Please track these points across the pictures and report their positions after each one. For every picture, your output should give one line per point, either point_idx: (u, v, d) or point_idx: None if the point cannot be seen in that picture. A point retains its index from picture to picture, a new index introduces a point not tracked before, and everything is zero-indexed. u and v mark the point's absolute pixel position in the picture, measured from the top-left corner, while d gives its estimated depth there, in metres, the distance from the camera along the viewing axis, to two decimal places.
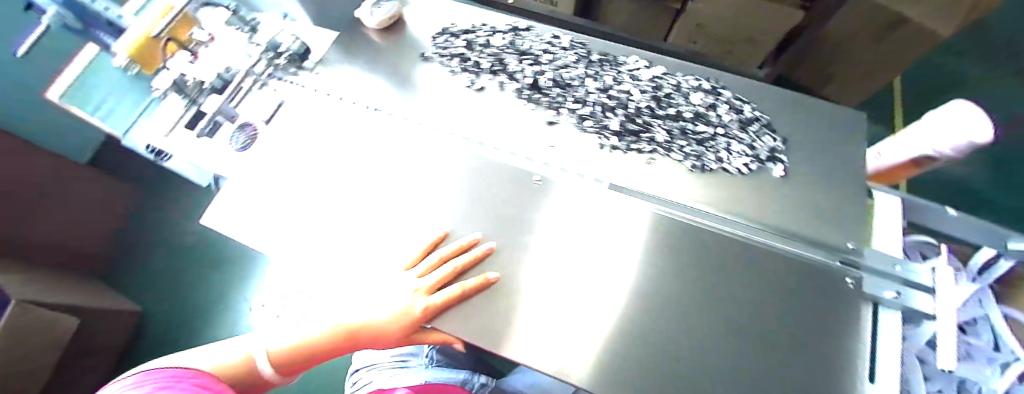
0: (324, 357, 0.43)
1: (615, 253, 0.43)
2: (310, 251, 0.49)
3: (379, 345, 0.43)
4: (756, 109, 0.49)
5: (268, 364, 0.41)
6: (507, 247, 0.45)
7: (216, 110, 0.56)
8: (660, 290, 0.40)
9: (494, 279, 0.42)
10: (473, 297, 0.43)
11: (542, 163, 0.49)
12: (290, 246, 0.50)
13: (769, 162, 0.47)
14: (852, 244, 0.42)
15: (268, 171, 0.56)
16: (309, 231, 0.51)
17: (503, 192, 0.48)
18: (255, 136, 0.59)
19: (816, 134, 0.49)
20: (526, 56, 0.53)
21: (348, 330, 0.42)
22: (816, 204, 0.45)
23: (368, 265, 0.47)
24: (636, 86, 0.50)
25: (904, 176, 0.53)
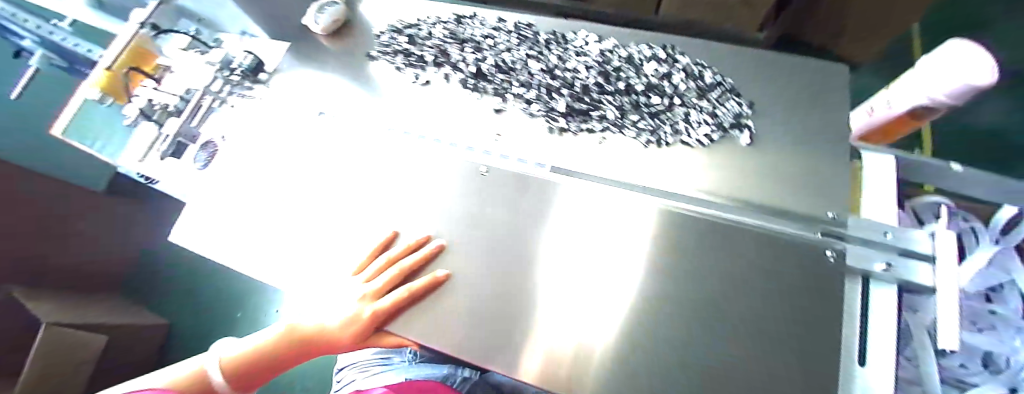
0: (280, 365, 0.42)
1: (582, 243, 0.39)
2: (272, 261, 0.50)
3: (335, 347, 0.42)
4: (718, 73, 0.45)
5: (221, 373, 0.40)
6: (460, 246, 0.43)
7: (176, 132, 0.59)
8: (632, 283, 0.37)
9: (442, 277, 0.41)
10: (425, 295, 0.42)
11: (489, 153, 0.47)
12: (252, 258, 0.51)
13: (733, 129, 0.42)
14: (835, 213, 0.36)
15: (228, 186, 0.57)
16: (269, 242, 0.51)
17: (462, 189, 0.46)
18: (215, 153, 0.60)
19: (790, 92, 0.44)
20: (468, 44, 0.51)
21: (302, 341, 0.42)
22: (798, 172, 0.39)
23: (323, 272, 0.47)
24: (583, 62, 0.46)
25: (903, 133, 0.47)
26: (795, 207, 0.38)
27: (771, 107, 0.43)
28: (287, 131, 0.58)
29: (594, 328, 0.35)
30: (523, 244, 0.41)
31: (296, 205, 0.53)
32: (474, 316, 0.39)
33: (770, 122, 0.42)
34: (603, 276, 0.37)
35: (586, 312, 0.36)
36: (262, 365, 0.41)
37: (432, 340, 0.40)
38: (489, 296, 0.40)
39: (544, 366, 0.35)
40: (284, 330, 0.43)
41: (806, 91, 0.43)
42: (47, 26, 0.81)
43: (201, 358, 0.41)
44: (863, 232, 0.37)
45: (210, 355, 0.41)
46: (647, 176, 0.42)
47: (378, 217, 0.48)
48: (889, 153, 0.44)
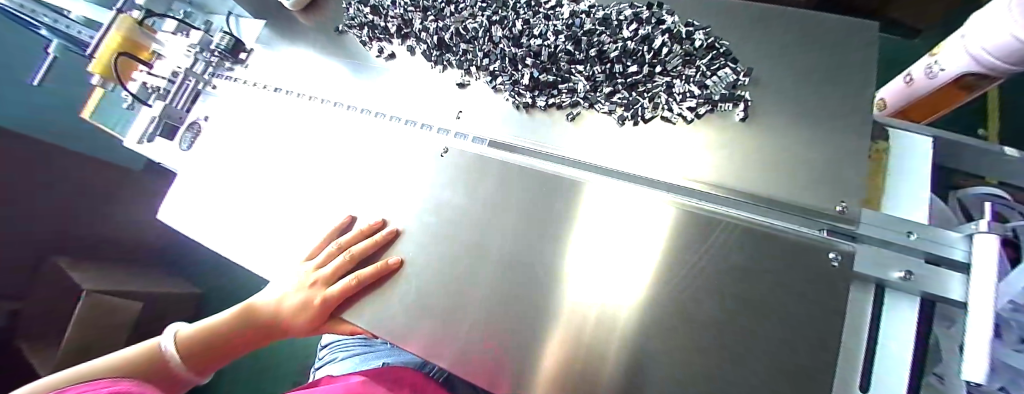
0: (234, 344, 0.42)
1: (543, 234, 0.36)
2: (242, 241, 0.50)
3: (286, 330, 0.41)
4: (712, 34, 0.38)
5: (175, 348, 0.41)
6: (413, 232, 0.41)
7: (160, 114, 0.61)
8: (604, 288, 0.33)
9: (392, 264, 0.39)
10: (373, 283, 0.40)
11: (452, 133, 0.44)
12: (223, 236, 0.52)
13: (725, 102, 0.35)
14: (845, 205, 0.30)
15: (213, 170, 0.57)
16: (239, 222, 0.51)
17: (419, 170, 0.43)
18: (197, 135, 0.61)
19: (802, 54, 0.35)
20: (430, 12, 0.47)
21: (262, 325, 0.42)
22: (798, 153, 0.32)
23: (284, 253, 0.47)
24: (551, 27, 0.40)
25: (951, 104, 0.38)
26: (784, 198, 0.31)
27: (777, 76, 0.35)
28: (264, 111, 0.57)
29: (619, 290, 0.32)
30: (483, 229, 0.38)
31: (265, 186, 0.52)
32: (430, 303, 0.38)
33: (773, 92, 0.35)
34: (613, 242, 0.33)
35: (593, 282, 0.33)
36: (216, 342, 0.41)
37: (397, 323, 0.38)
38: (453, 280, 0.38)
39: (505, 367, 0.34)
40: (240, 309, 0.43)
41: (822, 54, 0.34)
42: (65, 19, 0.87)
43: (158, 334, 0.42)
44: (880, 232, 0.31)
45: (167, 332, 0.42)
46: (621, 161, 0.37)
47: (338, 200, 0.46)
48: (925, 134, 0.35)
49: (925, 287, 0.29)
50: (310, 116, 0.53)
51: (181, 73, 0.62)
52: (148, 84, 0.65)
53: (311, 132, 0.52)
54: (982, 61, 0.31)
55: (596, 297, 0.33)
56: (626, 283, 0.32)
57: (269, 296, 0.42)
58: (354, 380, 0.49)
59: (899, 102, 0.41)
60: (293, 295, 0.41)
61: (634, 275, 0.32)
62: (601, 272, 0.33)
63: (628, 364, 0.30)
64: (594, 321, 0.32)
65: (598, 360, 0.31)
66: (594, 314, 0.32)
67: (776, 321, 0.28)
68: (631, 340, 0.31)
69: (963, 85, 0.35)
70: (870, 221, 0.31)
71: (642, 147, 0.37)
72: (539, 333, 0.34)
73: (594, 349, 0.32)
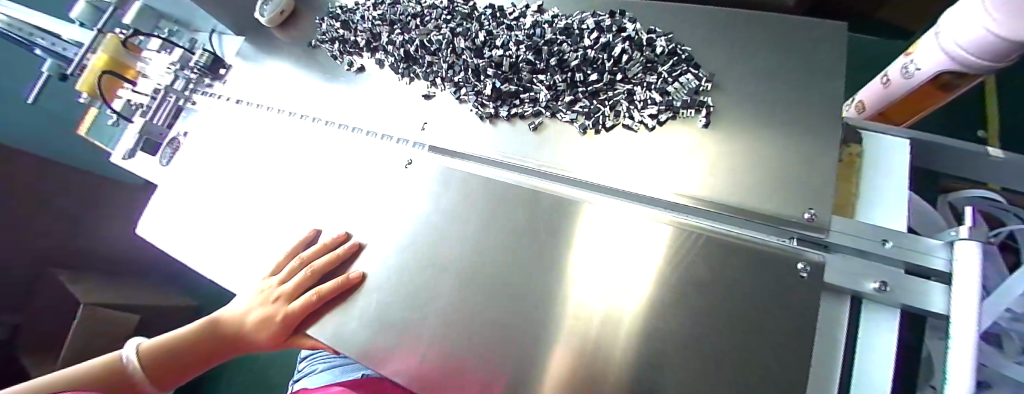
0: (194, 358, 0.41)
1: (535, 236, 0.34)
2: (214, 257, 0.50)
3: (250, 346, 0.40)
4: (675, 41, 0.37)
5: (136, 359, 0.40)
6: (377, 244, 0.40)
7: (141, 131, 0.61)
8: (598, 291, 0.30)
9: (353, 278, 0.39)
10: (333, 298, 0.39)
11: (418, 145, 0.44)
12: (196, 252, 0.51)
13: (687, 109, 0.34)
14: (813, 213, 0.28)
15: (193, 184, 0.57)
16: (211, 237, 0.51)
17: (392, 179, 0.43)
18: (176, 150, 0.61)
19: (767, 57, 0.34)
20: (397, 25, 0.47)
21: (225, 338, 0.41)
22: (759, 162, 0.31)
23: (252, 270, 0.46)
24: (513, 36, 0.40)
25: (928, 106, 0.37)
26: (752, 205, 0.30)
27: (741, 79, 0.34)
28: (243, 126, 0.58)
29: (623, 289, 0.30)
30: (447, 242, 0.38)
31: (238, 201, 0.52)
32: (416, 311, 0.36)
33: (738, 95, 0.34)
34: (605, 246, 0.31)
35: (600, 281, 0.31)
36: (180, 355, 0.40)
37: (362, 339, 0.37)
38: (417, 296, 0.37)
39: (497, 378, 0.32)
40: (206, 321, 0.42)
41: (786, 57, 0.33)
42: (59, 41, 0.90)
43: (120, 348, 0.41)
44: (852, 241, 0.29)
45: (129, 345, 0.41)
46: (587, 167, 0.36)
47: (306, 215, 0.46)
48: (903, 136, 0.34)
49: (903, 300, 0.27)
50: (289, 129, 0.53)
51: (162, 91, 0.62)
52: (132, 101, 0.66)
53: (290, 144, 0.52)
54: (958, 58, 0.30)
55: (599, 297, 0.30)
56: (612, 280, 0.30)
57: (234, 309, 0.42)
58: (335, 389, 0.48)
59: (877, 105, 0.39)
60: (255, 310, 0.40)
61: (624, 275, 0.30)
62: (604, 275, 0.31)
63: (633, 373, 0.27)
64: (599, 326, 0.30)
65: (599, 373, 0.29)
66: (598, 317, 0.30)
67: (778, 331, 0.24)
68: (635, 347, 0.28)
69: (941, 85, 0.34)
70: (840, 229, 0.30)
71: (607, 153, 0.36)
72: (534, 345, 0.31)
73: (594, 360, 0.29)
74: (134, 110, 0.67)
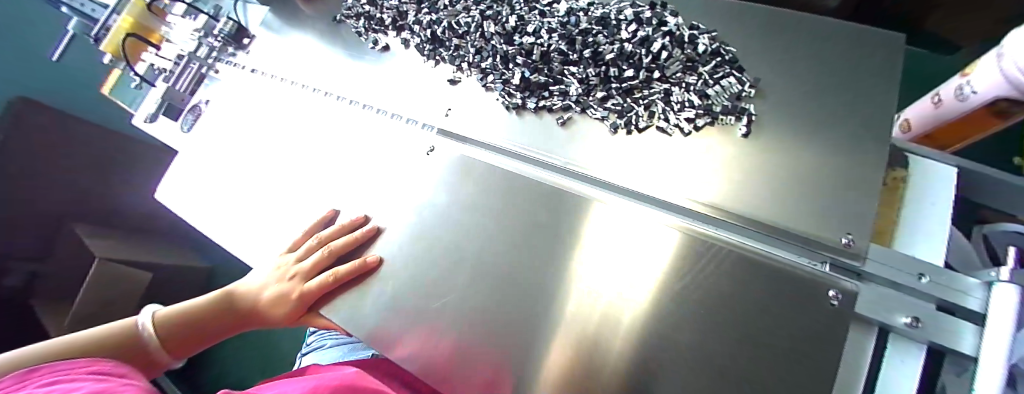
0: (216, 327, 0.42)
1: (541, 226, 0.34)
2: (232, 227, 0.50)
3: (265, 320, 0.41)
4: (718, 40, 0.35)
5: (153, 326, 0.39)
6: (393, 229, 0.40)
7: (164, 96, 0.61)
8: (600, 286, 0.30)
9: (370, 261, 0.39)
10: (348, 280, 0.39)
11: (439, 132, 0.43)
12: (217, 220, 0.52)
13: (725, 115, 0.32)
14: (852, 238, 0.26)
15: (214, 152, 0.57)
16: (231, 207, 0.52)
17: (411, 166, 0.42)
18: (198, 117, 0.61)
19: (815, 68, 0.32)
20: (425, 4, 0.45)
21: (241, 310, 0.42)
22: (793, 178, 0.29)
23: (273, 244, 0.47)
24: (546, 24, 0.38)
25: (978, 132, 0.34)
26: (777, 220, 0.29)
27: (785, 87, 0.32)
28: (263, 99, 0.57)
29: (628, 286, 0.29)
30: (462, 234, 0.37)
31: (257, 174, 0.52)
32: (426, 294, 0.36)
33: (781, 105, 0.32)
34: (619, 241, 0.31)
35: (609, 274, 0.30)
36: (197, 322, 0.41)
37: (373, 321, 0.38)
38: (430, 285, 0.37)
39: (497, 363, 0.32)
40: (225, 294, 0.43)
41: (835, 67, 0.31)
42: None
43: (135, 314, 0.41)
44: (886, 272, 0.28)
45: (145, 312, 0.41)
46: (607, 166, 0.35)
47: (326, 193, 0.46)
48: (950, 164, 0.32)
49: (934, 338, 0.26)
50: (309, 103, 0.53)
51: (186, 57, 0.62)
52: (156, 65, 0.66)
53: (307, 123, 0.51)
54: (1014, 80, 0.27)
55: (604, 291, 0.30)
56: (624, 277, 0.29)
57: (252, 283, 0.42)
58: (351, 371, 0.49)
59: (925, 126, 0.37)
60: (272, 285, 0.41)
61: (634, 273, 0.29)
62: (616, 269, 0.30)
63: (633, 370, 0.27)
64: (599, 319, 0.29)
65: (598, 367, 0.28)
66: (598, 312, 0.30)
67: (783, 333, 0.24)
68: (636, 344, 0.28)
69: (995, 111, 0.31)
70: (876, 257, 0.29)
71: (632, 155, 0.35)
72: (533, 334, 0.31)
73: (593, 353, 0.29)
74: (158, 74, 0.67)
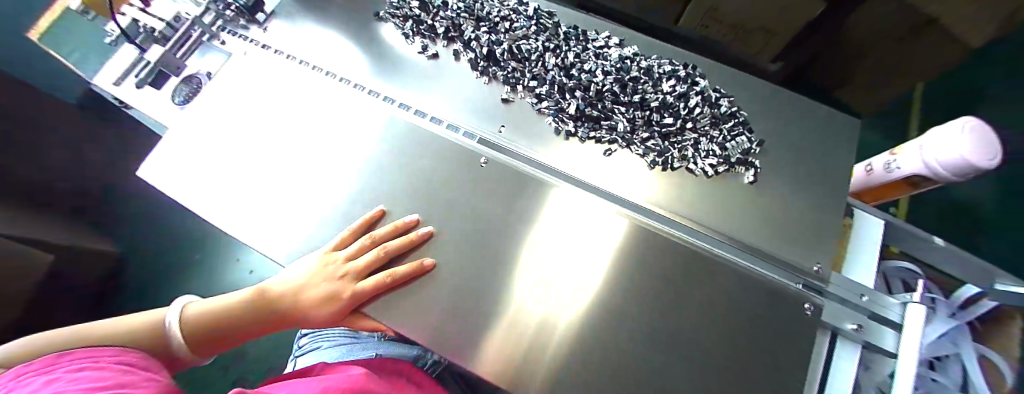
0: (244, 330, 0.39)
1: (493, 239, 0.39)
2: (231, 216, 0.45)
3: (302, 322, 0.38)
4: (734, 104, 0.44)
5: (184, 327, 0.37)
6: None
7: (157, 60, 0.53)
8: (540, 295, 0.36)
9: (427, 265, 0.38)
10: (403, 281, 0.38)
11: (494, 145, 0.44)
12: (209, 208, 0.46)
13: (739, 165, 0.41)
14: (820, 266, 0.37)
15: (209, 130, 0.51)
16: (230, 194, 0.46)
17: (470, 176, 0.42)
18: (197, 91, 0.55)
19: (797, 140, 0.44)
20: (483, 23, 0.48)
21: (272, 312, 0.38)
22: (782, 220, 0.40)
23: (290, 241, 0.43)
24: (601, 66, 0.44)
25: (893, 195, 0.48)
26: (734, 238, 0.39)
27: (780, 152, 0.43)
28: (276, 79, 0.53)
29: (564, 296, 0.36)
30: (510, 241, 0.39)
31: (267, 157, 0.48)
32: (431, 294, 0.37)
33: (777, 165, 0.42)
34: (568, 257, 0.37)
35: (552, 285, 0.36)
36: (224, 325, 0.38)
37: (414, 325, 0.36)
38: (486, 295, 0.37)
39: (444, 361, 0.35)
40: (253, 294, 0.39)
41: (812, 142, 0.43)
42: None
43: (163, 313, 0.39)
44: (841, 291, 0.37)
45: (172, 311, 0.39)
46: (643, 194, 0.41)
47: (359, 190, 0.43)
48: (880, 217, 0.43)
49: (869, 338, 0.36)
50: (301, 79, 0.52)
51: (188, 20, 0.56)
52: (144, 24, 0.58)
53: (299, 106, 0.50)
54: (930, 168, 0.40)
55: (543, 301, 0.36)
56: (560, 287, 0.36)
57: (284, 282, 0.38)
58: (358, 370, 0.49)
59: (858, 186, 0.50)
60: (310, 286, 0.37)
61: (571, 285, 0.36)
62: (557, 281, 0.37)
63: (557, 367, 0.33)
64: (537, 325, 0.35)
65: (531, 364, 0.33)
66: (536, 320, 0.35)
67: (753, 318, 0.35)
68: (563, 345, 0.34)
69: (910, 182, 0.44)
70: (838, 282, 0.38)
71: (663, 187, 0.42)
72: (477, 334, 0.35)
73: (527, 353, 0.34)
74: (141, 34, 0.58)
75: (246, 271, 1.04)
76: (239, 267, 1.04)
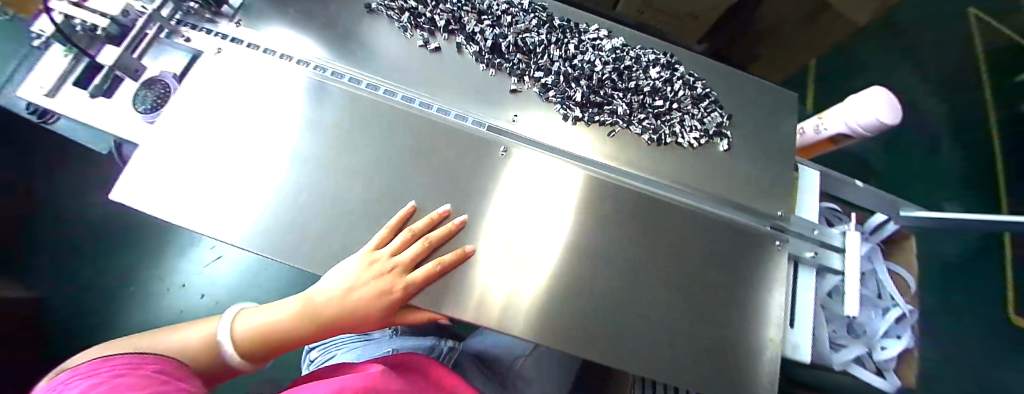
0: (297, 340, 0.38)
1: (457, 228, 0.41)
2: (228, 221, 0.40)
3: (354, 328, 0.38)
4: (706, 86, 0.52)
5: (235, 345, 0.36)
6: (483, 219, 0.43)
7: (114, 64, 0.46)
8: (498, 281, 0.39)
9: (472, 251, 0.39)
10: (450, 270, 0.39)
11: (510, 135, 0.47)
12: (190, 213, 0.40)
13: (717, 137, 0.50)
14: (782, 211, 0.47)
15: (175, 134, 0.44)
16: (218, 197, 0.41)
17: (498, 165, 0.45)
18: (167, 96, 0.49)
19: (755, 115, 0.53)
20: (485, 17, 0.51)
21: (323, 318, 0.38)
22: (752, 179, 0.49)
23: (307, 244, 0.39)
24: (598, 57, 0.50)
25: (815, 152, 0.62)
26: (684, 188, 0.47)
27: (743, 124, 0.53)
28: (258, 75, 0.48)
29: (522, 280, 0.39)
30: (538, 217, 0.42)
31: (253, 158, 0.43)
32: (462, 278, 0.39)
33: (743, 135, 0.52)
34: (523, 241, 0.41)
35: (512, 269, 0.40)
36: (277, 338, 0.37)
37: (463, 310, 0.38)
38: (528, 271, 0.40)
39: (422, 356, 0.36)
40: (298, 305, 0.38)
41: (764, 115, 0.54)
42: None
43: (206, 334, 0.37)
44: (798, 228, 0.46)
45: (216, 330, 0.37)
46: (643, 168, 0.47)
47: (384, 187, 0.43)
48: (815, 169, 0.54)
49: (823, 262, 0.46)
50: (269, 69, 0.49)
51: (146, 14, 0.49)
52: (86, 22, 0.52)
53: (260, 93, 0.47)
54: (853, 128, 0.53)
55: (502, 287, 0.39)
56: (514, 271, 0.40)
57: (329, 291, 0.37)
58: (376, 369, 0.47)
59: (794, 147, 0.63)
60: (357, 289, 0.37)
61: (526, 267, 0.40)
62: (515, 265, 0.40)
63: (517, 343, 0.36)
64: (499, 307, 0.38)
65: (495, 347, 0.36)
66: (497, 303, 0.38)
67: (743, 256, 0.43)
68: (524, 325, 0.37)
69: (833, 140, 0.58)
70: (797, 220, 0.47)
71: (659, 160, 0.48)
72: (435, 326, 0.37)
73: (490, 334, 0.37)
74: (81, 34, 0.53)
75: (195, 296, 1.02)
76: (186, 294, 1.01)
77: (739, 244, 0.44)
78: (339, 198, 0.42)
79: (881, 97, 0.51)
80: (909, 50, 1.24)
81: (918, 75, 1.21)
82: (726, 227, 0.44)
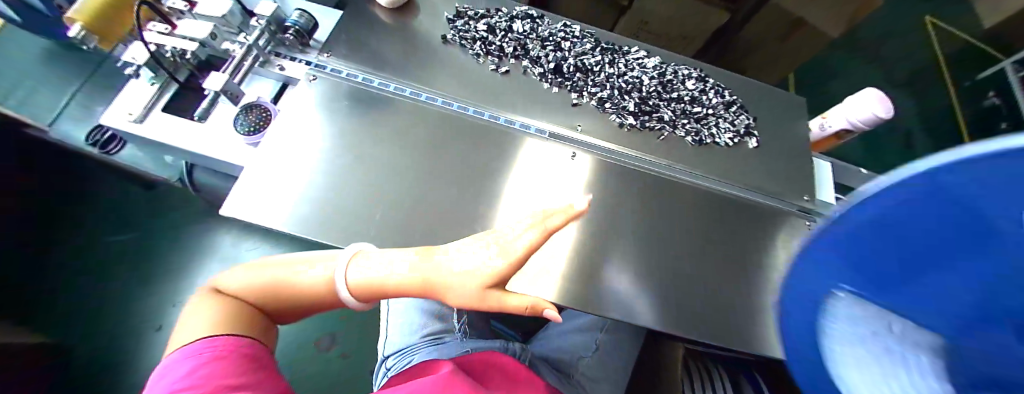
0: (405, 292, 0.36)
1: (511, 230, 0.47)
2: (352, 222, 0.46)
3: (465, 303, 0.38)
4: (732, 94, 0.61)
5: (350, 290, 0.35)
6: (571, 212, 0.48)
7: (219, 88, 0.52)
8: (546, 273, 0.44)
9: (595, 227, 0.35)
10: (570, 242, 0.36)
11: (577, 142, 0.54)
12: (317, 217, 0.46)
13: (747, 136, 0.58)
14: (809, 198, 0.56)
15: (287, 146, 0.50)
16: (340, 202, 0.47)
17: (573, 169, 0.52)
18: (266, 119, 0.55)
19: (774, 117, 0.63)
20: (547, 43, 0.59)
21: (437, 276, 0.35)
22: (781, 171, 0.57)
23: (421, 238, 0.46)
24: (644, 73, 0.59)
25: (826, 147, 0.70)
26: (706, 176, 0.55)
27: (766, 125, 0.62)
28: (348, 100, 0.54)
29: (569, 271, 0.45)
30: (611, 211, 0.50)
31: (362, 171, 0.50)
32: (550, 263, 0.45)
33: (767, 134, 0.61)
34: (564, 238, 0.47)
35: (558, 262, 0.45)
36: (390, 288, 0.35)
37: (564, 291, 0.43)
38: (613, 257, 0.47)
39: None
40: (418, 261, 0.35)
41: (782, 118, 0.63)
42: None
43: (328, 267, 0.36)
44: (823, 210, 0.55)
45: (334, 265, 0.36)
46: (691, 166, 0.55)
47: (480, 191, 0.50)
48: (827, 161, 0.63)
49: None
50: (361, 93, 0.55)
51: (248, 46, 0.55)
52: (178, 48, 0.56)
53: (348, 115, 0.53)
54: (852, 125, 0.62)
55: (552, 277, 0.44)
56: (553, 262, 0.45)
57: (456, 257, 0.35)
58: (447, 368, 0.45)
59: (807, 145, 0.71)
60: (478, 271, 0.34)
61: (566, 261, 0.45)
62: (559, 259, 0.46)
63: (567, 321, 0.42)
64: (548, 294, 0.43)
65: None
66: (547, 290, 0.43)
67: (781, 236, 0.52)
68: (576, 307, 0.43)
69: (836, 137, 0.67)
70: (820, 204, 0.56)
71: (703, 158, 0.56)
72: None
73: None
74: (169, 58, 0.58)
75: None
76: None
77: (779, 227, 0.52)
78: (443, 203, 0.48)
79: (873, 96, 0.59)
80: (878, 56, 1.39)
81: (888, 78, 1.36)
82: (765, 211, 0.53)
